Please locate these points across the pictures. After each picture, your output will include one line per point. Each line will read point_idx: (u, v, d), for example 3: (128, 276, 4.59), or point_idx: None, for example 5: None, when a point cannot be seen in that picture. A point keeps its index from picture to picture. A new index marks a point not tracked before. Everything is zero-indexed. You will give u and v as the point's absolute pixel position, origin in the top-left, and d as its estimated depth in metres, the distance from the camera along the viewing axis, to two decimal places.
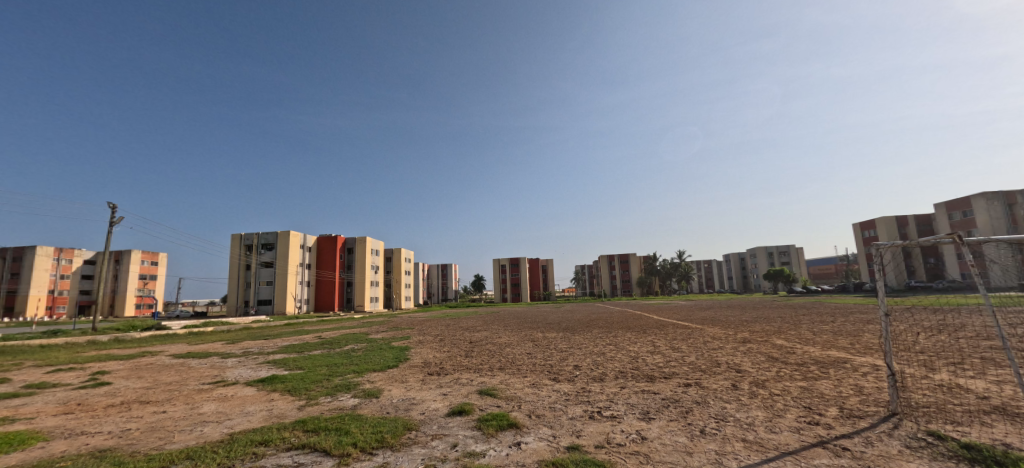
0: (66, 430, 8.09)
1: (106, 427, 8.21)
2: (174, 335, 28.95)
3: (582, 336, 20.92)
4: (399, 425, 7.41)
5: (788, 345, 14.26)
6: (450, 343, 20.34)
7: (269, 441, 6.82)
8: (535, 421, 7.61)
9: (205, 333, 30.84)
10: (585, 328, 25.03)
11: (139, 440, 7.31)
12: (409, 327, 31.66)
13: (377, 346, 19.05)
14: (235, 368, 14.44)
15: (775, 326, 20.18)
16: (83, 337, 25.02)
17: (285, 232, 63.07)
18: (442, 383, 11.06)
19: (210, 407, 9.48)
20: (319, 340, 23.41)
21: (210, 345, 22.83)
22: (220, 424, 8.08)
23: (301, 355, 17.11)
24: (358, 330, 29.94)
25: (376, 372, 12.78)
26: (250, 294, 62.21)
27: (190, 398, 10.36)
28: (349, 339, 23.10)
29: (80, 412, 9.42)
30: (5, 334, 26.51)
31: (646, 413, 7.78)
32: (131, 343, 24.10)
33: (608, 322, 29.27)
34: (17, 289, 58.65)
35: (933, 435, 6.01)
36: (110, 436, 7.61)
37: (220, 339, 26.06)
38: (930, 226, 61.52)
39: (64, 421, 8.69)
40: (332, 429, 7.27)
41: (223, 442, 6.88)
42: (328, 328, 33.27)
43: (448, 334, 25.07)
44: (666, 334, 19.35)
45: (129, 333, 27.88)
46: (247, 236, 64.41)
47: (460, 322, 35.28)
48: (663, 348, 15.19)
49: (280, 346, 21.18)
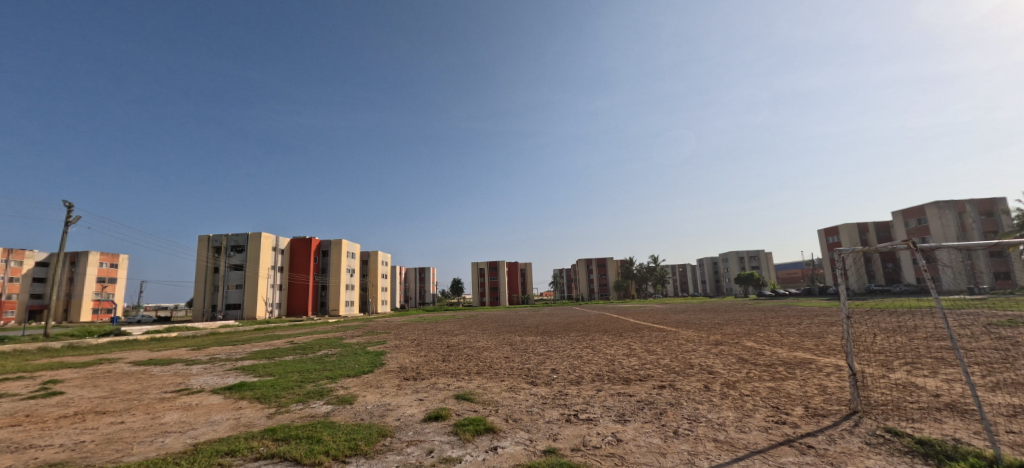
0: (12, 444, 7.60)
1: (57, 439, 7.74)
2: (135, 341, 27.69)
3: (560, 339, 21.00)
4: (373, 432, 7.26)
5: (758, 347, 14.67)
6: (427, 347, 20.13)
7: (237, 451, 6.58)
8: (511, 426, 7.58)
9: (169, 339, 29.55)
10: (562, 332, 25.16)
11: (94, 453, 6.94)
12: (385, 331, 31.19)
13: (352, 351, 18.71)
14: (201, 376, 13.89)
15: (745, 329, 20.70)
16: (34, 344, 23.58)
17: (256, 234, 61.30)
18: (417, 389, 10.92)
19: (173, 416, 9.07)
20: (290, 345, 22.83)
21: (174, 351, 21.90)
22: (183, 435, 7.74)
23: (270, 361, 16.57)
24: (332, 334, 29.26)
25: (349, 378, 12.47)
26: (217, 298, 60.07)
27: (152, 408, 9.90)
28: (322, 343, 22.63)
29: (28, 424, 8.86)
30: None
31: (622, 414, 7.88)
32: (86, 350, 22.89)
33: (585, 325, 29.46)
34: None
35: (890, 431, 6.27)
36: (62, 449, 7.19)
37: (186, 345, 25.11)
38: (889, 233, 64.59)
39: (11, 434, 8.16)
40: (303, 437, 7.06)
41: (186, 453, 6.60)
42: (301, 333, 32.48)
43: (424, 338, 24.81)
44: (641, 337, 19.64)
45: (85, 340, 26.48)
46: (215, 238, 62.31)
47: (438, 326, 35.00)
48: (639, 351, 15.40)
49: (249, 352, 20.45)
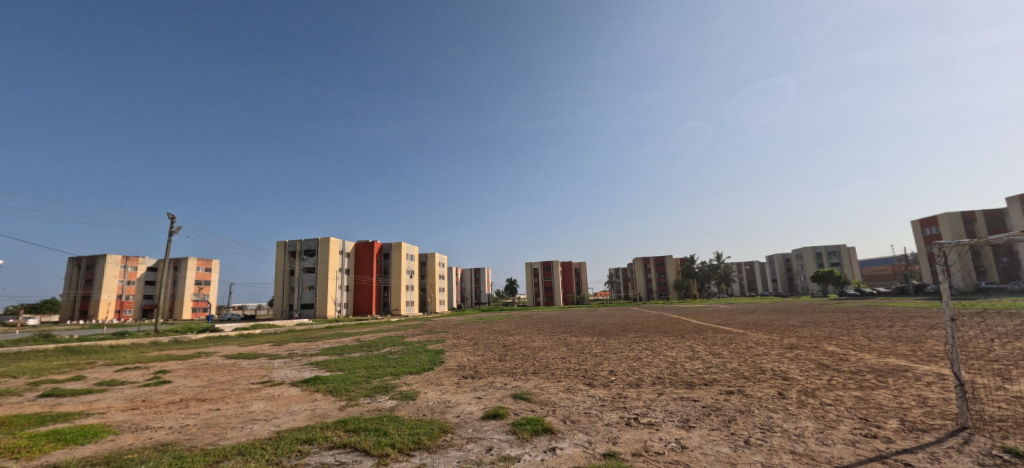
0: (133, 424, 8.69)
1: (167, 422, 8.73)
2: (226, 336, 30.75)
3: (618, 340, 20.50)
4: (434, 428, 7.45)
5: (841, 352, 13.39)
6: (484, 346, 20.45)
7: (313, 439, 7.02)
8: (570, 427, 7.47)
9: (254, 335, 32.46)
10: (620, 332, 24.59)
11: (196, 436, 7.71)
12: (443, 330, 32.11)
13: (413, 349, 19.41)
14: (281, 369, 15.08)
15: (826, 332, 18.90)
16: (147, 338, 26.96)
17: (325, 239, 65.55)
18: (476, 387, 11.07)
19: (259, 405, 9.91)
20: (357, 342, 24.18)
21: (258, 346, 23.99)
22: (268, 422, 8.39)
23: (340, 357, 17.63)
24: (395, 333, 30.58)
25: (412, 375, 12.92)
26: (293, 298, 64.92)
27: (242, 397, 10.90)
28: (386, 341, 23.72)
29: (144, 408, 10.03)
30: (82, 335, 29.00)
31: (686, 420, 7.49)
32: (187, 345, 25.72)
33: (644, 326, 28.55)
34: (91, 294, 64.36)
35: (1010, 452, 5.44)
36: (170, 431, 8.08)
37: (267, 342, 27.33)
38: (1003, 223, 56.54)
39: (132, 416, 9.32)
40: (371, 429, 7.41)
41: (271, 440, 7.13)
42: (366, 331, 34.35)
43: (481, 337, 25.27)
44: (705, 339, 18.66)
45: (187, 335, 29.84)
46: (291, 243, 67.45)
47: (494, 326, 35.57)
48: (703, 354, 14.61)
49: (322, 348, 21.93)
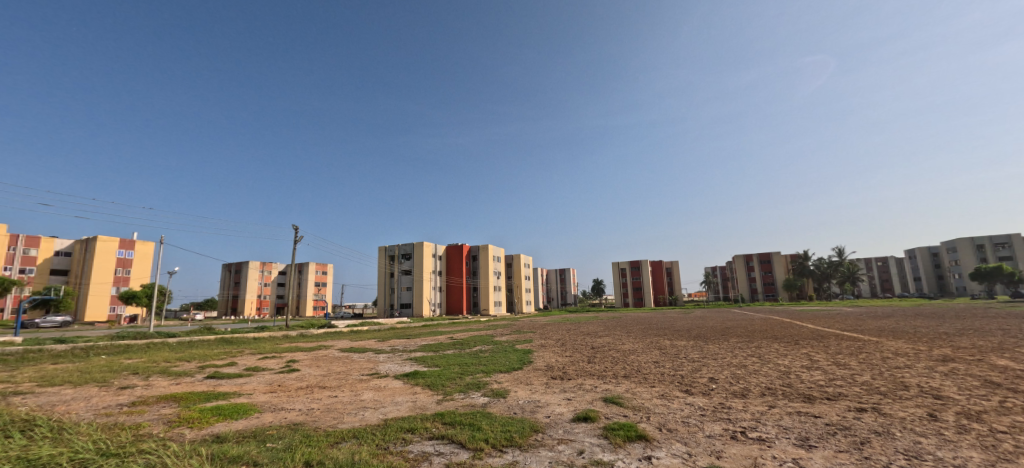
0: (271, 404, 10.11)
1: (296, 404, 9.99)
2: (340, 332, 34.37)
3: (718, 345, 19.00)
4: (526, 426, 7.53)
5: (1015, 367, 10.91)
6: (573, 347, 20.27)
7: (415, 429, 7.50)
8: (667, 436, 7.05)
9: (362, 332, 35.84)
10: (720, 337, 22.75)
11: (319, 418, 8.70)
12: (532, 330, 32.46)
13: (503, 348, 19.90)
14: (386, 363, 16.43)
15: (991, 342, 15.56)
16: (279, 332, 31.20)
17: (419, 243, 70.12)
18: (565, 388, 10.99)
19: (369, 394, 10.90)
20: (451, 340, 25.42)
21: (366, 341, 26.44)
22: (376, 410, 9.18)
23: (436, 354, 18.70)
24: (485, 332, 31.61)
25: (502, 373, 13.24)
26: (394, 298, 70.43)
27: (355, 386, 12.08)
28: (477, 340, 24.64)
29: (279, 391, 11.60)
30: (233, 329, 34.51)
31: (805, 438, 6.65)
32: (310, 338, 29.22)
33: (747, 330, 26.16)
34: (239, 294, 76.41)
35: None
36: (299, 412, 9.23)
37: (374, 337, 29.99)
38: None
39: (270, 398, 10.83)
40: (466, 423, 7.72)
41: (379, 427, 7.77)
42: (459, 330, 36.05)
43: (570, 338, 25.08)
44: (825, 347, 16.50)
45: (309, 330, 33.95)
46: (390, 248, 73.29)
47: (582, 327, 35.16)
48: (823, 364, 12.90)
49: (420, 345, 23.47)
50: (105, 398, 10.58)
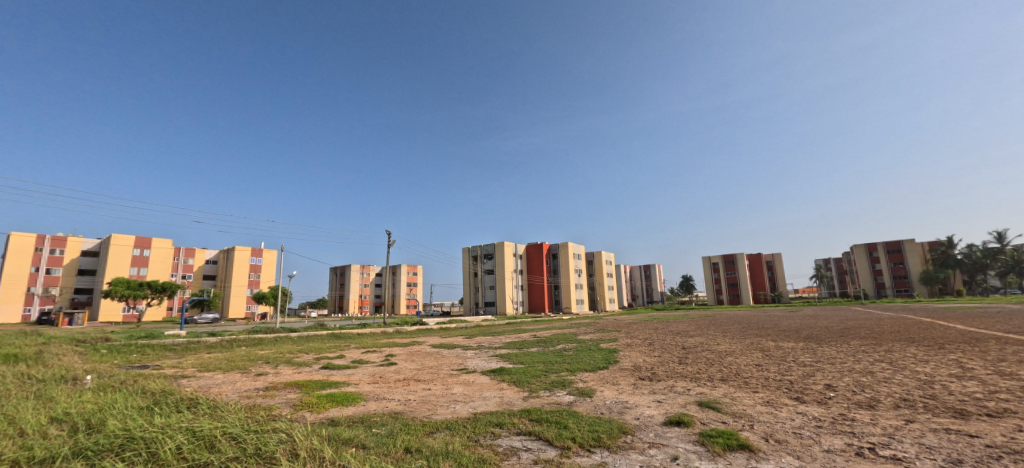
0: (374, 394, 11.15)
1: (395, 395, 10.89)
2: (431, 329, 36.63)
3: (832, 348, 16.95)
4: (614, 427, 7.43)
5: None
6: (661, 347, 19.45)
7: (504, 424, 7.78)
8: (774, 447, 6.50)
9: (451, 328, 37.81)
10: (836, 338, 20.24)
11: (417, 409, 9.41)
12: (616, 328, 31.66)
13: (587, 347, 19.72)
14: (474, 359, 17.18)
15: None
16: (379, 329, 34.11)
17: (500, 243, 71.94)
18: (655, 390, 10.60)
19: (459, 388, 11.51)
20: (535, 338, 25.77)
21: (454, 338, 27.82)
22: (466, 404, 9.67)
23: (521, 351, 19.10)
24: (568, 330, 31.52)
25: (587, 372, 13.13)
26: (478, 297, 73.11)
27: (447, 380, 12.82)
28: (560, 338, 24.68)
29: (381, 383, 12.72)
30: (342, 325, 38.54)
31: (955, 461, 5.71)
32: (405, 334, 31.55)
33: (870, 331, 22.92)
34: (345, 294, 84.99)
35: None
36: (398, 403, 10.05)
37: (461, 334, 31.49)
38: None
39: (374, 388, 11.93)
40: (553, 421, 7.83)
41: (469, 420, 8.17)
42: (542, 327, 36.40)
43: (658, 337, 24.09)
44: (977, 352, 13.88)
45: (404, 327, 36.64)
46: (473, 249, 76.17)
47: (671, 326, 33.50)
48: (977, 373, 10.86)
49: (505, 342, 24.12)
50: (244, 383, 12.47)
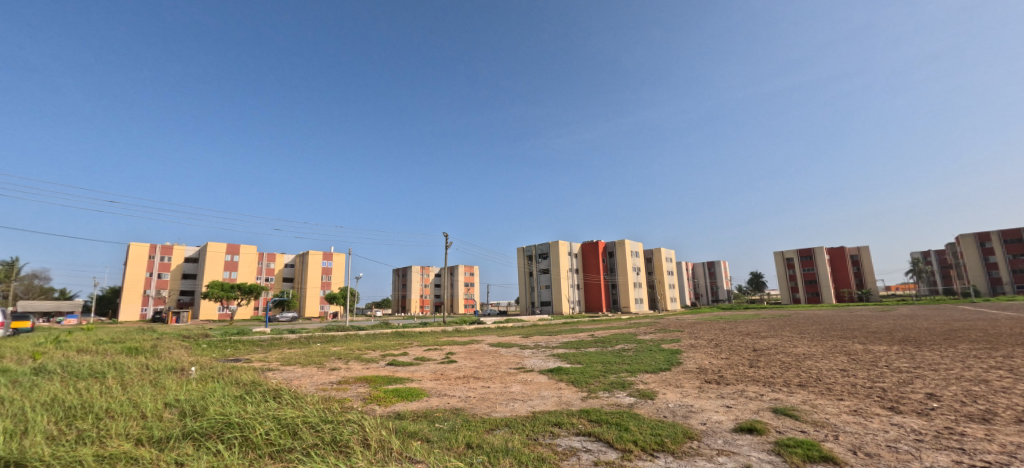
0: (436, 390, 11.65)
1: (456, 392, 11.31)
2: (489, 328, 37.37)
3: (931, 352, 15.21)
4: (678, 432, 7.24)
5: None
6: (729, 349, 18.48)
7: (563, 424, 7.84)
8: (864, 461, 6.01)
9: (508, 327, 38.33)
10: (936, 342, 18.10)
11: (477, 406, 9.71)
12: (679, 328, 30.46)
13: (648, 347, 19.18)
14: (531, 358, 17.34)
15: None
16: (439, 327, 35.39)
17: (555, 242, 71.72)
18: (723, 394, 10.14)
19: (518, 387, 11.70)
20: (592, 338, 25.49)
21: (511, 337, 28.21)
22: (524, 403, 9.83)
23: (578, 351, 18.98)
24: (628, 330, 30.81)
25: (648, 374, 12.80)
26: (534, 296, 73.38)
27: (505, 378, 13.08)
28: (619, 338, 24.19)
29: (442, 379, 13.25)
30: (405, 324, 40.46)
31: None
32: (464, 333, 32.43)
33: (982, 334, 20.16)
34: (407, 294, 88.90)
35: None
36: (459, 399, 10.44)
37: (518, 333, 31.84)
38: None
39: (436, 384, 12.46)
40: (613, 423, 7.76)
41: (529, 419, 8.32)
42: (600, 327, 35.85)
43: (725, 338, 22.89)
44: None
45: (463, 326, 37.68)
46: (528, 248, 76.58)
47: (740, 326, 31.66)
48: None
49: (562, 342, 24.07)
50: (320, 377, 13.55)
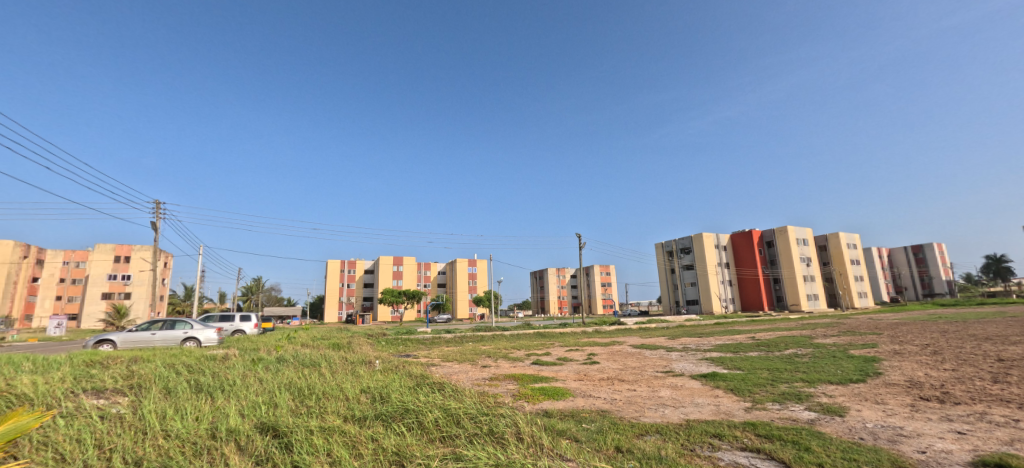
0: (580, 391, 11.74)
1: (601, 393, 11.24)
2: (631, 329, 36.05)
3: None
4: (881, 459, 6.01)
5: None
6: (953, 358, 14.51)
7: (724, 436, 7.19)
8: None
9: (652, 328, 36.46)
10: None
11: (624, 409, 9.52)
12: (873, 331, 25.05)
13: (829, 353, 16.25)
14: (681, 362, 16.21)
15: None
16: (580, 328, 35.55)
17: (699, 235, 66.03)
18: (949, 416, 8.03)
19: (667, 392, 11.07)
20: (754, 340, 22.63)
21: (657, 339, 26.80)
22: (677, 410, 9.27)
23: (736, 355, 17.06)
24: (800, 332, 26.54)
25: (832, 386, 10.84)
26: (679, 295, 68.51)
27: (652, 382, 12.50)
28: (789, 342, 21.00)
29: (587, 380, 13.27)
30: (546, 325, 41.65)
31: None
32: (605, 334, 31.95)
33: None
34: (545, 296, 91.62)
35: None
36: (605, 401, 10.38)
37: (664, 335, 30.08)
38: None
39: (581, 385, 12.54)
40: (788, 440, 6.82)
41: (683, 427, 7.84)
42: (764, 328, 31.58)
43: (945, 344, 18.05)
44: None
45: (603, 327, 37.12)
46: (668, 244, 72.15)
47: (971, 329, 24.53)
48: None
49: (716, 344, 21.93)
50: (474, 372, 14.87)
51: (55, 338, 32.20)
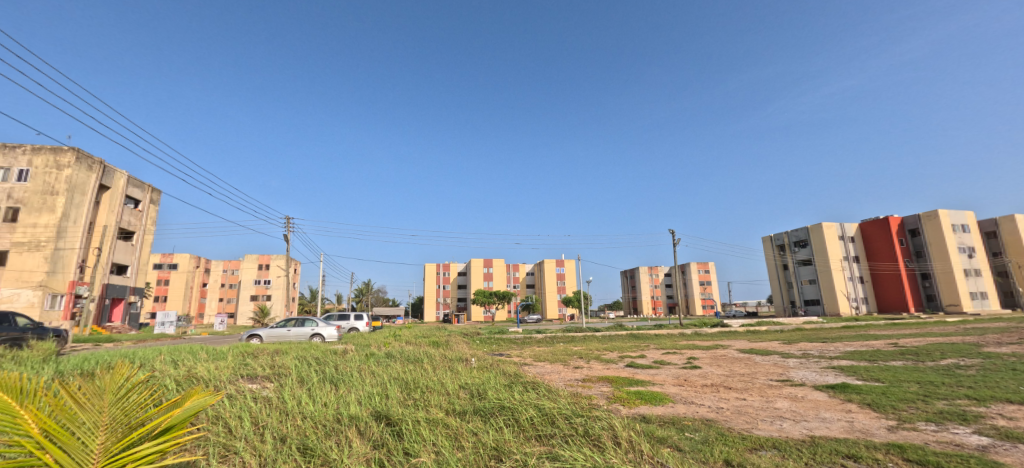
0: (681, 397, 11.00)
1: (705, 401, 10.43)
2: (737, 331, 32.98)
3: None
4: None
5: None
6: None
7: (861, 458, 6.22)
8: None
9: (762, 331, 32.96)
10: None
11: (732, 419, 8.72)
12: None
13: (1003, 365, 13.23)
14: (800, 370, 14.40)
15: None
16: (677, 329, 33.46)
17: (817, 226, 58.57)
18: None
19: (784, 404, 9.88)
20: (894, 347, 19.33)
21: (769, 343, 24.19)
22: (798, 424, 8.23)
23: (873, 364, 14.65)
24: (961, 338, 22.03)
25: (1009, 407, 8.80)
26: (794, 294, 61.38)
27: (765, 391, 11.27)
28: (943, 350, 17.55)
29: (688, 386, 12.41)
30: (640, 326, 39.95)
31: None
32: (705, 336, 29.67)
33: None
34: (637, 296, 88.19)
35: None
36: (710, 409, 9.59)
37: (778, 338, 27.01)
38: None
39: (681, 391, 11.75)
40: None
41: (806, 444, 6.93)
42: (908, 333, 26.79)
43: None
44: None
45: (704, 329, 34.50)
46: (779, 237, 65.19)
47: None
48: None
49: (844, 350, 19.13)
50: (567, 373, 14.72)
51: (219, 333, 38.79)
